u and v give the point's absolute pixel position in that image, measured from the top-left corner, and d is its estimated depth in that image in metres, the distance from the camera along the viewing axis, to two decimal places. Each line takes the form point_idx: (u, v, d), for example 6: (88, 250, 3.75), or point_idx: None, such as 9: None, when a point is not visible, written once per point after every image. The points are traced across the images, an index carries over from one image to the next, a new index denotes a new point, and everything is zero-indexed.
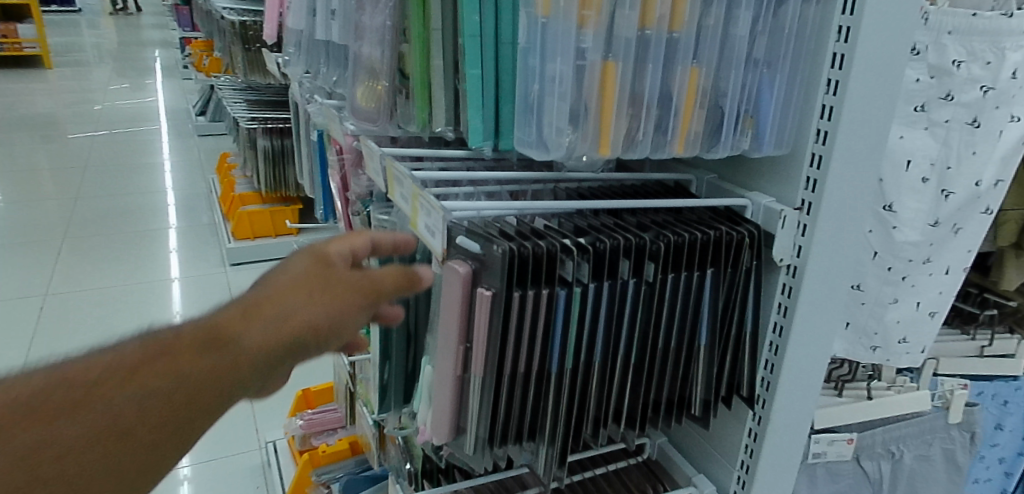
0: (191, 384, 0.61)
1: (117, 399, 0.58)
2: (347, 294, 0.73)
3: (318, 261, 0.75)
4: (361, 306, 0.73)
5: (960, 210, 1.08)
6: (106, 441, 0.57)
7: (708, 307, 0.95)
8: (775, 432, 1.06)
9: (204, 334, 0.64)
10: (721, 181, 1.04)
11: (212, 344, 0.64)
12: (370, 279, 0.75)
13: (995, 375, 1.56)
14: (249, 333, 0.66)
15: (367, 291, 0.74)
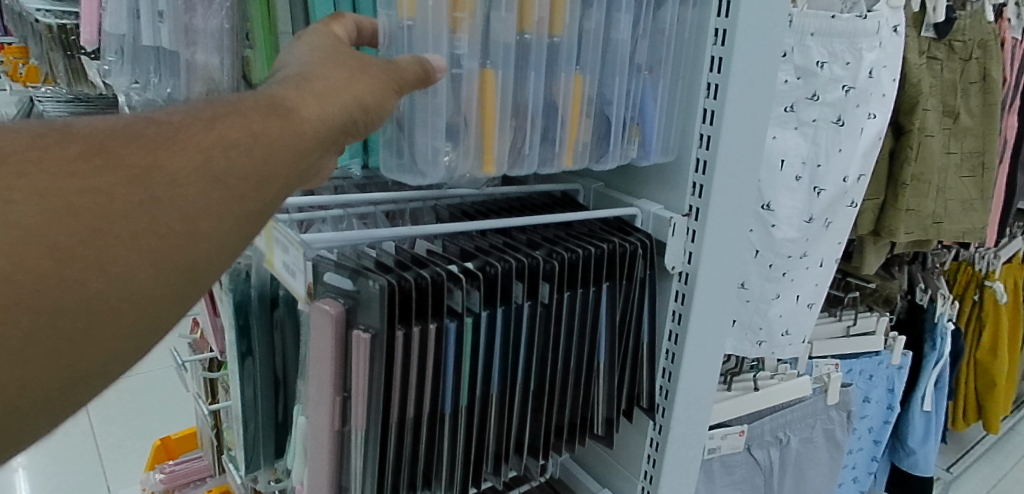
0: (262, 154, 0.46)
1: (190, 171, 0.42)
2: (375, 69, 0.58)
3: (336, 48, 0.58)
4: (388, 90, 0.59)
5: (831, 206, 1.12)
6: (165, 234, 0.41)
7: (604, 322, 0.90)
8: (675, 441, 1.02)
9: (266, 102, 0.49)
10: (608, 189, 1.01)
11: (278, 112, 0.49)
12: (396, 63, 0.60)
13: (862, 353, 1.64)
14: (293, 101, 0.51)
15: (387, 88, 0.59)
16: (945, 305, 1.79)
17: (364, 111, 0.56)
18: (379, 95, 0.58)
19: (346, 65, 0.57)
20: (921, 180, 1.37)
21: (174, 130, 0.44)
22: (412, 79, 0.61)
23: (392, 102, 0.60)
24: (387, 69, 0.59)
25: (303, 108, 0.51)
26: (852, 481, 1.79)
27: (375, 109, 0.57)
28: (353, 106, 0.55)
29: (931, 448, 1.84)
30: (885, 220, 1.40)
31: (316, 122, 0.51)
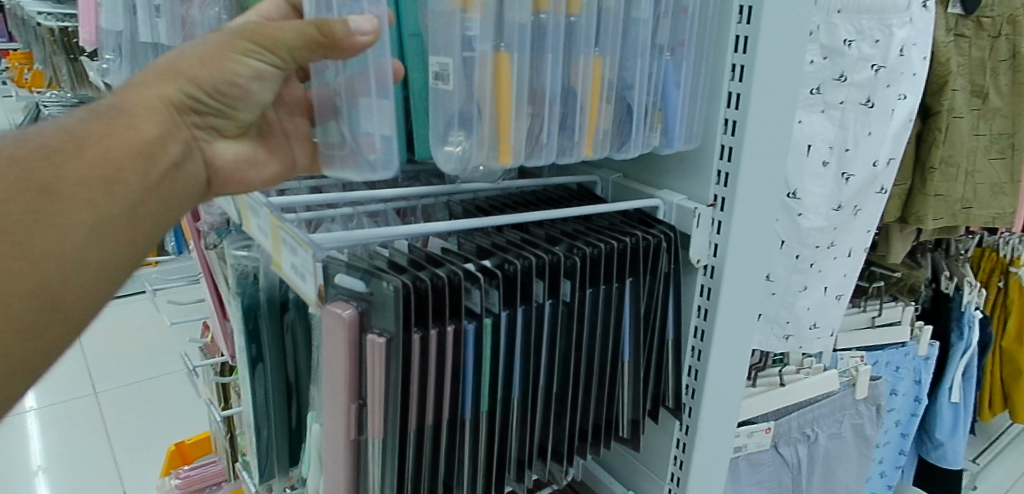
0: (104, 147, 0.52)
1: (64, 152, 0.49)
2: (211, 39, 0.58)
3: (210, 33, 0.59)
4: (235, 57, 0.57)
5: (860, 192, 1.08)
6: (62, 204, 0.48)
7: (629, 319, 0.86)
8: (703, 441, 0.98)
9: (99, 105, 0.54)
10: (627, 180, 0.96)
11: (112, 117, 0.54)
12: (259, 28, 0.57)
13: (887, 344, 1.59)
14: (126, 97, 0.56)
15: (225, 55, 0.57)
16: (972, 294, 1.73)
17: (222, 90, 0.59)
18: (225, 70, 0.58)
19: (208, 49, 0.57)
20: (950, 163, 1.33)
21: (31, 143, 0.49)
22: (283, 42, 0.57)
23: (246, 66, 0.57)
24: (244, 37, 0.57)
25: (135, 102, 0.56)
26: (880, 476, 1.74)
27: (218, 83, 0.58)
28: (188, 87, 0.58)
29: (960, 440, 1.79)
30: (913, 206, 1.36)
31: (149, 110, 0.56)
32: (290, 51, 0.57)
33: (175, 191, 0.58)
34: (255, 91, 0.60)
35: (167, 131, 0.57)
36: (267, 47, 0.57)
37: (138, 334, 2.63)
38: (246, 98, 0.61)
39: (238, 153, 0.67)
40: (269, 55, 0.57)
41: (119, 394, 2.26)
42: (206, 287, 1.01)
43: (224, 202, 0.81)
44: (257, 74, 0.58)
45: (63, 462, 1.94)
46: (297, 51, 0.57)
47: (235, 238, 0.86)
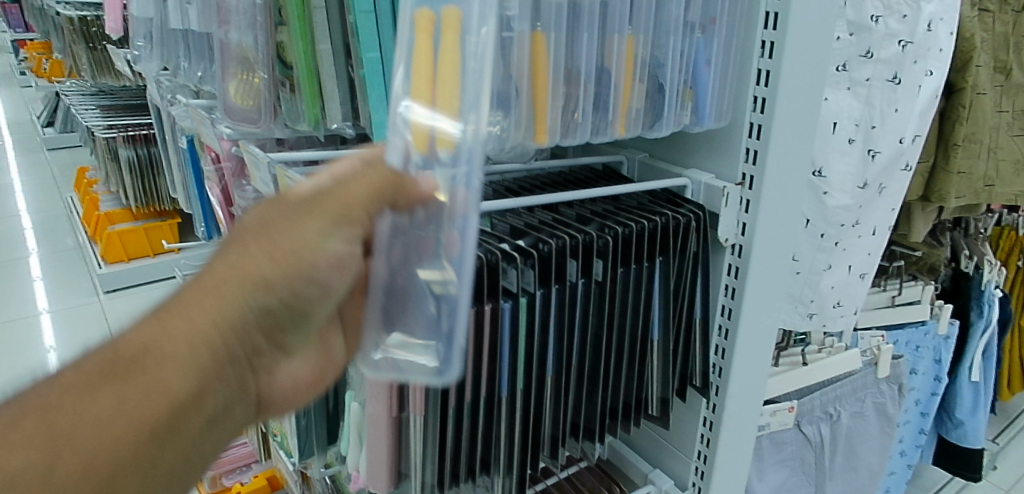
0: (132, 403, 0.47)
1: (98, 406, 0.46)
2: (275, 243, 0.50)
3: (267, 209, 0.52)
4: (311, 241, 0.50)
5: (885, 169, 1.07)
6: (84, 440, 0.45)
7: (659, 299, 0.87)
8: (730, 418, 0.98)
9: (132, 352, 0.48)
10: (653, 159, 0.97)
11: (133, 360, 0.48)
12: (337, 202, 0.50)
13: (907, 323, 1.58)
14: (165, 325, 0.49)
15: (300, 245, 0.50)
16: (992, 272, 1.73)
17: (292, 290, 0.52)
18: (302, 263, 0.50)
19: (279, 229, 0.50)
20: (974, 140, 1.32)
21: (68, 378, 0.47)
22: (357, 202, 0.50)
23: (326, 251, 0.51)
24: (319, 214, 0.50)
25: (169, 337, 0.49)
26: (899, 455, 1.74)
27: (295, 279, 0.51)
28: (241, 306, 0.50)
29: (980, 418, 1.79)
30: (936, 184, 1.35)
31: (185, 349, 0.49)
32: (365, 210, 0.51)
33: (224, 432, 0.53)
34: (330, 282, 0.53)
35: (206, 379, 0.50)
36: (342, 219, 0.51)
37: None
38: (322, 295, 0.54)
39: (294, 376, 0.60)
40: (348, 228, 0.51)
41: None
42: None
43: (262, 183, 0.80)
44: (338, 256, 0.51)
45: None
46: (373, 210, 0.51)
47: None
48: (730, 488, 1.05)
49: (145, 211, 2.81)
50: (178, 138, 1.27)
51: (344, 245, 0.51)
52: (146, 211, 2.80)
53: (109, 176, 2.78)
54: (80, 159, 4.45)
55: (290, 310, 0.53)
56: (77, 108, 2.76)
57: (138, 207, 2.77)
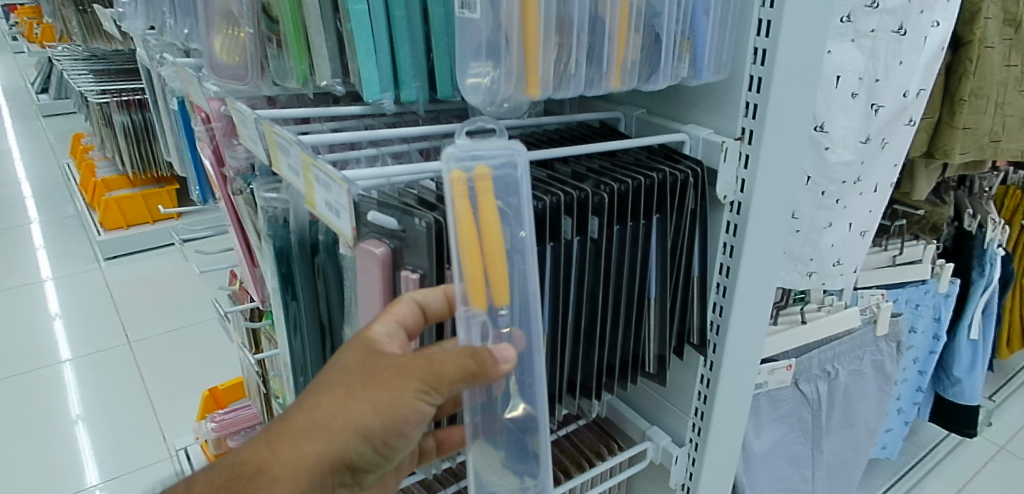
0: None
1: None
2: (381, 394, 0.59)
3: (370, 359, 0.61)
4: (404, 403, 0.59)
5: (889, 123, 1.05)
6: None
7: (655, 257, 0.86)
8: (727, 376, 0.98)
9: (248, 469, 0.56)
10: (651, 116, 0.95)
11: (249, 482, 0.56)
12: (427, 366, 0.58)
13: (908, 282, 1.57)
14: (278, 451, 0.58)
15: (401, 402, 0.58)
16: (996, 231, 1.70)
17: (383, 440, 0.60)
18: (398, 417, 0.59)
19: (381, 388, 0.59)
20: (980, 95, 1.30)
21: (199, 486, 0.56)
22: (447, 377, 0.58)
23: (417, 410, 0.59)
24: (414, 379, 0.58)
25: (279, 459, 0.57)
26: (897, 412, 1.75)
27: (388, 433, 0.59)
28: (340, 449, 0.58)
29: (978, 376, 1.80)
30: (940, 140, 1.33)
31: (291, 475, 0.57)
32: (452, 386, 0.59)
33: None
34: (413, 436, 0.61)
35: None
36: (436, 389, 0.59)
37: (164, 286, 2.66)
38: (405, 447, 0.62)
39: None
40: (437, 396, 0.59)
41: (150, 345, 2.30)
42: (234, 235, 1.01)
43: (251, 141, 0.79)
44: (424, 415, 0.60)
45: (101, 412, 1.99)
46: (457, 388, 0.59)
47: (263, 181, 0.86)
48: (727, 444, 1.06)
49: (143, 176, 2.79)
50: (168, 100, 1.25)
51: (432, 407, 0.59)
52: (144, 177, 2.79)
53: (105, 142, 2.76)
54: (76, 126, 4.41)
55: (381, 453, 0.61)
56: (69, 72, 2.72)
57: (135, 172, 2.76)
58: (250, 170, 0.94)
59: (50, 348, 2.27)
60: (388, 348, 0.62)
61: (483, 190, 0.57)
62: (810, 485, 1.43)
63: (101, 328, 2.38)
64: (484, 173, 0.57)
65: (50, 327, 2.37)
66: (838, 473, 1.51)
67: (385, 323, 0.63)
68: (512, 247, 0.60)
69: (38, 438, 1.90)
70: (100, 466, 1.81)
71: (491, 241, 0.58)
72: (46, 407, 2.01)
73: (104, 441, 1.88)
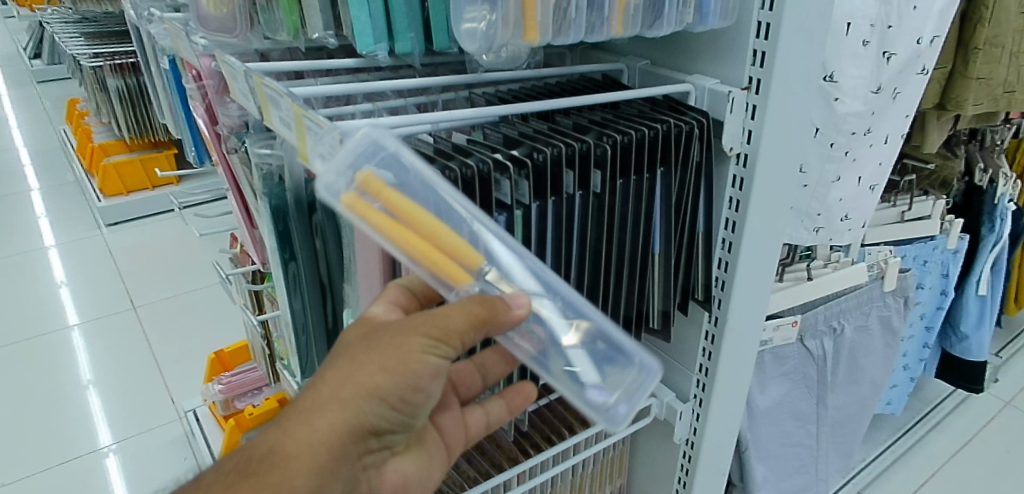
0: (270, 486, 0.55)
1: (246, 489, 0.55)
2: (387, 355, 0.59)
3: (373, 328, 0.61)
4: (412, 358, 0.58)
5: (901, 72, 1.02)
6: None
7: (660, 212, 0.84)
8: (732, 331, 0.97)
9: (268, 447, 0.57)
10: (655, 67, 0.92)
11: (263, 465, 0.56)
12: (430, 321, 0.59)
13: (916, 238, 1.55)
14: (289, 432, 0.57)
15: (409, 358, 0.58)
16: (1007, 186, 1.67)
17: (396, 402, 0.60)
18: (409, 372, 0.58)
19: (387, 349, 0.59)
20: (994, 44, 1.26)
21: (222, 475, 0.56)
22: (453, 326, 0.58)
23: (427, 364, 0.59)
24: (419, 333, 0.59)
25: (292, 439, 0.57)
26: (902, 369, 1.75)
27: (403, 393, 0.59)
28: (357, 415, 0.58)
29: (985, 332, 1.79)
30: (952, 91, 1.29)
31: (306, 451, 0.57)
32: (460, 335, 0.58)
33: None
34: (429, 392, 0.61)
35: (324, 477, 0.57)
36: (443, 341, 0.59)
37: (167, 252, 2.66)
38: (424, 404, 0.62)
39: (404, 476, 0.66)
40: (446, 348, 0.59)
41: (155, 310, 2.31)
42: (232, 197, 1.00)
43: (242, 95, 0.77)
44: (436, 368, 0.60)
45: (110, 376, 2.01)
46: (467, 336, 0.59)
47: (257, 138, 0.85)
48: (732, 399, 1.05)
49: (141, 141, 2.77)
50: (159, 60, 1.22)
51: (442, 360, 0.59)
52: (141, 141, 2.77)
53: (101, 107, 2.73)
54: (72, 92, 4.36)
55: (402, 414, 0.61)
56: (60, 36, 2.67)
57: (132, 138, 2.73)
58: (243, 128, 0.92)
59: (57, 313, 2.28)
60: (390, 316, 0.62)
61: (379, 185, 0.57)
62: (814, 441, 1.43)
63: (106, 294, 2.38)
64: (368, 174, 0.57)
65: (56, 293, 2.38)
66: (842, 428, 1.51)
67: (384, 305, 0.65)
68: (439, 212, 0.60)
69: (49, 402, 1.92)
70: (111, 429, 1.83)
71: (419, 222, 0.57)
72: (55, 371, 2.03)
73: (114, 405, 1.90)
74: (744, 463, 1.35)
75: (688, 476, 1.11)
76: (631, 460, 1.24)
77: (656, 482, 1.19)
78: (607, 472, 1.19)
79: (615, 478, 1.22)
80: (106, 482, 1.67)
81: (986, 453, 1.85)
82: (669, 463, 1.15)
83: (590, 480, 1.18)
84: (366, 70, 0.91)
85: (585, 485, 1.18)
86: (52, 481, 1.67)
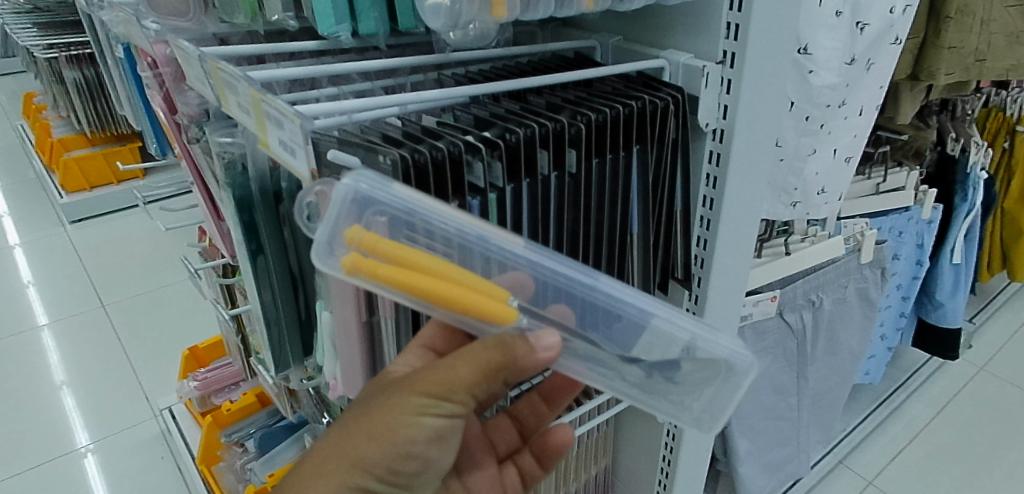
0: None
1: None
2: (383, 419, 0.60)
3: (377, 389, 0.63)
4: (409, 419, 0.60)
5: (874, 43, 1.01)
6: None
7: (636, 192, 0.83)
8: (712, 308, 0.96)
9: None
10: (627, 43, 0.91)
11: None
12: (427, 383, 0.60)
13: (892, 210, 1.55)
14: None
15: (405, 419, 0.60)
16: (979, 154, 1.68)
17: (392, 466, 0.61)
18: (405, 434, 0.60)
19: (383, 414, 0.60)
20: (966, 12, 1.26)
21: None
22: (456, 380, 0.59)
23: (427, 423, 0.60)
24: (416, 393, 0.60)
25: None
26: (880, 339, 1.77)
27: (399, 455, 0.61)
28: (359, 481, 0.60)
29: (959, 299, 1.81)
30: (925, 60, 1.29)
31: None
32: (464, 388, 0.60)
33: None
34: (428, 453, 0.63)
35: None
36: (443, 398, 0.60)
37: (136, 248, 2.59)
38: (421, 463, 0.63)
39: None
40: (446, 406, 0.60)
41: (126, 307, 2.25)
42: (197, 190, 0.96)
43: (198, 82, 0.74)
44: (434, 428, 0.61)
45: (83, 375, 1.96)
46: (471, 388, 0.60)
47: (219, 125, 0.82)
48: None
49: (101, 134, 2.68)
50: (114, 48, 1.17)
51: (440, 424, 0.61)
52: (102, 134, 2.68)
53: (58, 100, 2.64)
54: (28, 86, 4.23)
55: (398, 477, 0.62)
56: (10, 26, 2.57)
57: (93, 131, 2.65)
58: (204, 117, 0.89)
59: (25, 313, 2.22)
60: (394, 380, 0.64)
61: (375, 240, 0.53)
62: (795, 414, 1.44)
63: (74, 292, 2.32)
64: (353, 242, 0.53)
65: (23, 293, 2.32)
66: (822, 400, 1.53)
67: (404, 359, 0.69)
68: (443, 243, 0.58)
69: (20, 406, 1.87)
70: (86, 430, 1.79)
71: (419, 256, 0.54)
72: (26, 373, 1.98)
73: (88, 406, 1.86)
74: (727, 439, 1.35)
75: (672, 455, 1.12)
76: (615, 440, 1.24)
77: (641, 461, 1.19)
78: (591, 454, 1.19)
79: (600, 459, 1.22)
80: (81, 484, 1.63)
81: (961, 418, 1.89)
82: (652, 443, 1.15)
83: (574, 463, 1.18)
84: (332, 53, 0.88)
85: (569, 468, 1.17)
86: (25, 485, 1.63)
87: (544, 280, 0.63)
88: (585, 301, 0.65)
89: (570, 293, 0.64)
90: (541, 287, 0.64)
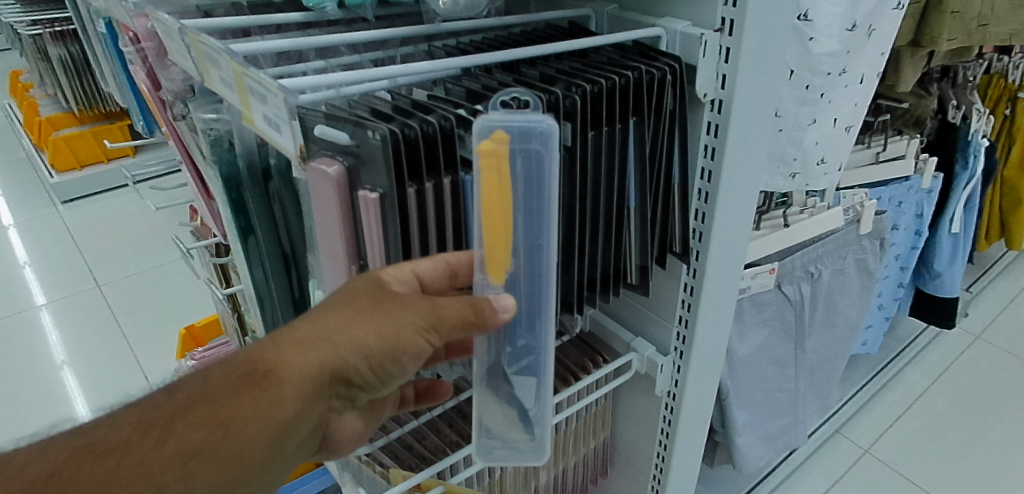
0: (245, 422, 0.56)
1: (214, 430, 0.55)
2: (387, 322, 0.60)
3: (381, 289, 0.61)
4: (407, 335, 0.60)
5: (876, 8, 0.99)
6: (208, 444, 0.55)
7: (633, 166, 0.81)
8: (710, 285, 0.95)
9: (248, 376, 0.57)
10: (623, 11, 0.88)
11: (261, 380, 0.57)
12: (430, 307, 0.60)
13: (891, 179, 1.53)
14: (284, 358, 0.58)
15: (405, 335, 0.60)
16: (980, 122, 1.66)
17: (377, 369, 0.61)
18: (399, 347, 0.60)
19: (387, 318, 0.60)
20: None
21: (199, 391, 0.56)
22: (449, 317, 0.60)
23: (418, 345, 0.61)
24: (420, 315, 0.60)
25: (285, 366, 0.58)
26: (878, 309, 1.76)
27: (387, 364, 0.61)
28: (347, 371, 0.60)
29: (957, 268, 1.81)
30: (927, 26, 1.26)
31: (294, 384, 0.58)
32: (452, 328, 0.61)
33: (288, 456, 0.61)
34: (407, 370, 0.63)
35: (301, 414, 0.59)
36: (436, 329, 0.61)
37: (130, 227, 2.57)
38: (398, 376, 0.64)
39: (348, 426, 0.70)
40: (436, 337, 0.61)
41: (121, 287, 2.24)
42: (185, 168, 0.94)
43: (180, 55, 0.72)
44: (422, 351, 0.61)
45: (81, 355, 1.96)
46: (459, 330, 0.61)
47: (203, 103, 0.81)
48: (713, 348, 1.04)
49: (89, 112, 2.64)
50: (95, 22, 1.14)
51: (432, 344, 0.61)
52: (90, 112, 2.64)
53: (44, 77, 2.59)
54: (15, 64, 4.16)
55: (376, 379, 0.62)
56: None
57: (81, 109, 2.61)
58: (189, 92, 0.87)
59: (21, 293, 2.21)
60: (394, 285, 0.62)
61: (500, 160, 0.56)
62: (793, 385, 1.44)
63: (69, 273, 2.31)
64: (486, 143, 0.55)
65: (18, 273, 2.30)
66: (819, 371, 1.53)
67: (397, 268, 0.63)
68: (533, 203, 0.59)
69: (19, 386, 1.87)
70: (86, 409, 1.79)
71: (501, 200, 0.57)
72: (25, 354, 1.98)
73: (86, 385, 1.86)
74: (724, 411, 1.35)
75: (670, 427, 1.12)
76: (614, 414, 1.23)
77: (640, 435, 1.19)
78: (590, 426, 1.19)
79: (598, 433, 1.22)
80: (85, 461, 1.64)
81: (959, 387, 1.89)
82: (651, 416, 1.15)
83: (573, 436, 1.18)
84: (318, 25, 0.86)
85: (569, 441, 1.17)
86: None
87: (531, 264, 0.62)
88: (532, 306, 0.65)
89: (538, 293, 0.64)
90: (527, 271, 0.63)
